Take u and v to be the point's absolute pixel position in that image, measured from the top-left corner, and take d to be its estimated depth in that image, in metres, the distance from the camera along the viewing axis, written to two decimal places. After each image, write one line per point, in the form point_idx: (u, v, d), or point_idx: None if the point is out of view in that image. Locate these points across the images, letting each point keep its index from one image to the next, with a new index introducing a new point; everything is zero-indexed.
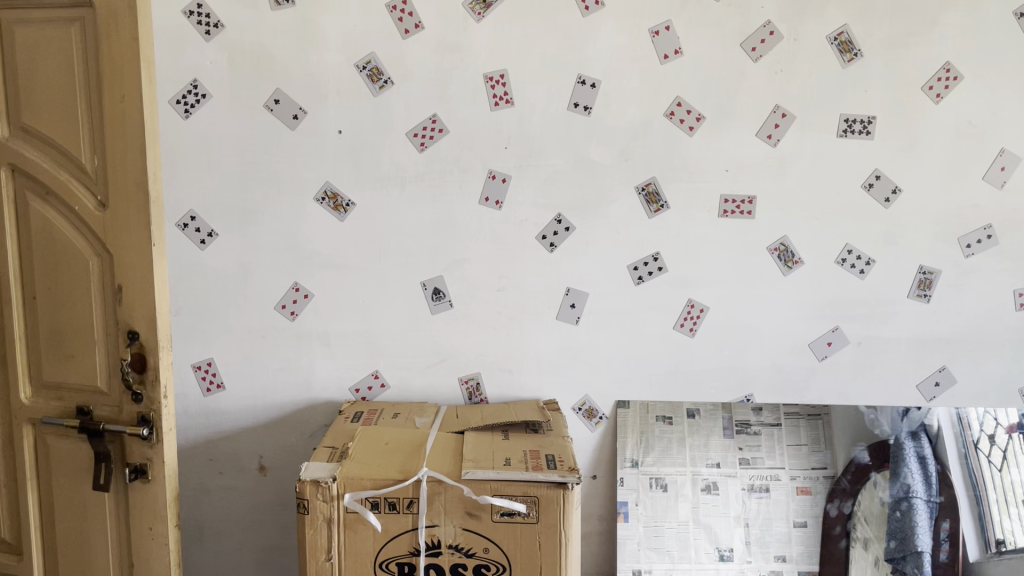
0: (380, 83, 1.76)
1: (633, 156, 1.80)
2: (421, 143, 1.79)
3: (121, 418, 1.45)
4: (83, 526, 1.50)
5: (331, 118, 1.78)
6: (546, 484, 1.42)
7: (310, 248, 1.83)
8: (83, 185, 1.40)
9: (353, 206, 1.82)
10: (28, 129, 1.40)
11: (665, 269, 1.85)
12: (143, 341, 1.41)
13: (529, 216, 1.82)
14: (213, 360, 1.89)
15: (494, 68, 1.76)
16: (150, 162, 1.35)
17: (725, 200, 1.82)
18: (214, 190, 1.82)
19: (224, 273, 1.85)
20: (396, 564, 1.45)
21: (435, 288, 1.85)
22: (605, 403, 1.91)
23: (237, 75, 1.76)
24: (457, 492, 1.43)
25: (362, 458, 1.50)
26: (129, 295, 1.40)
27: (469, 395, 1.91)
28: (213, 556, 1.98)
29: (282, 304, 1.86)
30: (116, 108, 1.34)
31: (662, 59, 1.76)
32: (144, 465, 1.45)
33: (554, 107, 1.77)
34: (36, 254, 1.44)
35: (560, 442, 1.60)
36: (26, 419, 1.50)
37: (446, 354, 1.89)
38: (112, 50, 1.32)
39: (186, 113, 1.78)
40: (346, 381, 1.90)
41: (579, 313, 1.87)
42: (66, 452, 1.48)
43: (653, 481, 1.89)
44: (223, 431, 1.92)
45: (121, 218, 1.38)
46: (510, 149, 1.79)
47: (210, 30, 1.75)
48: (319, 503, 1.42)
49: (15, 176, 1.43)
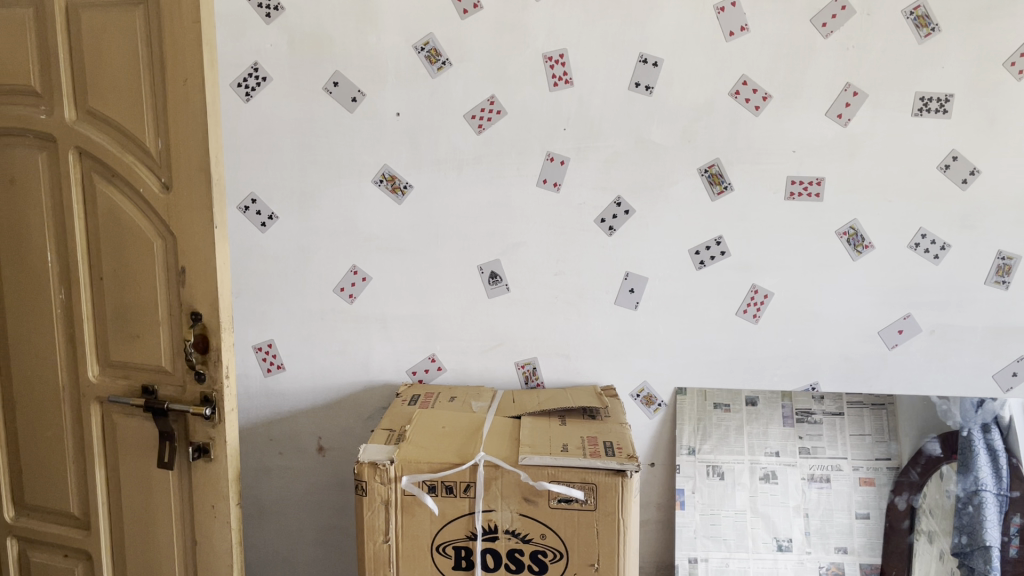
0: (438, 65, 1.75)
1: (695, 137, 1.75)
2: (479, 125, 1.77)
3: (184, 397, 1.48)
4: (149, 503, 1.53)
5: (389, 101, 1.78)
6: (604, 472, 1.40)
7: (368, 231, 1.84)
8: (148, 167, 1.42)
9: (410, 189, 1.81)
10: (94, 113, 1.42)
11: (728, 253, 1.80)
12: (206, 323, 1.43)
13: (588, 198, 1.79)
14: (274, 341, 1.91)
15: (554, 49, 1.73)
16: (212, 144, 1.36)
17: (792, 182, 1.76)
18: (275, 173, 1.83)
19: (284, 255, 1.86)
20: (453, 548, 1.44)
21: (492, 272, 1.84)
22: (664, 389, 1.88)
23: (297, 58, 1.77)
24: (514, 477, 1.42)
25: (419, 442, 1.50)
26: (192, 277, 1.42)
27: (525, 379, 1.89)
28: (273, 534, 2.02)
29: (339, 287, 1.87)
30: (179, 90, 1.35)
31: (727, 37, 1.70)
32: (207, 445, 1.47)
33: (614, 87, 1.74)
34: (103, 235, 1.47)
35: (618, 428, 1.57)
36: (94, 398, 1.53)
37: (503, 338, 1.88)
38: (175, 33, 1.34)
39: (247, 96, 1.80)
40: (403, 364, 1.90)
41: (638, 298, 1.83)
42: (132, 430, 1.52)
43: (710, 469, 1.86)
44: (283, 412, 1.94)
45: (184, 200, 1.40)
46: (569, 131, 1.76)
47: (270, 13, 1.75)
48: (377, 485, 1.42)
49: (83, 159, 1.45)
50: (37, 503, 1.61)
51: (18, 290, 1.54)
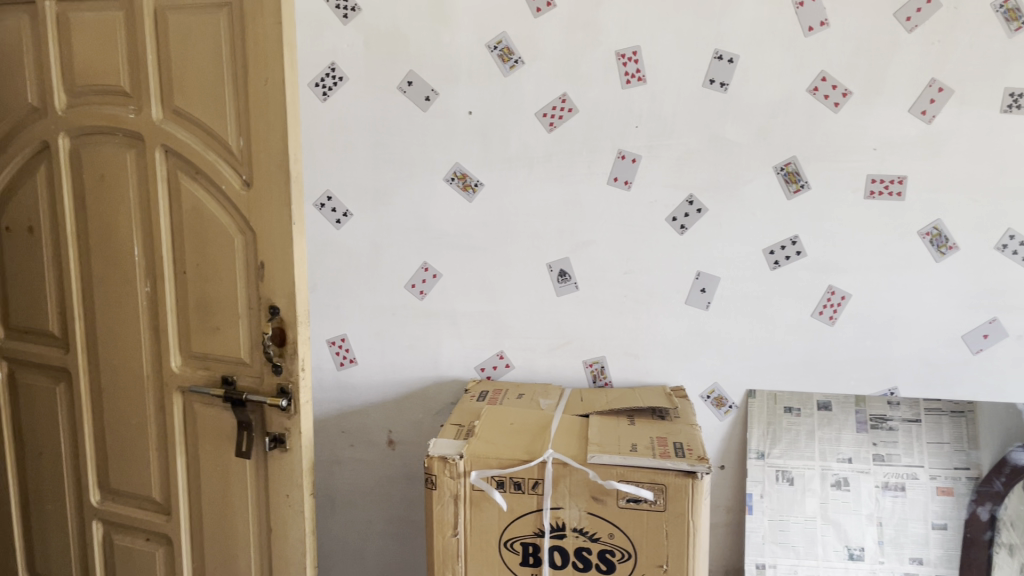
0: (510, 64, 1.76)
1: (772, 134, 1.72)
2: (550, 123, 1.77)
3: (262, 388, 1.52)
4: (226, 490, 1.58)
5: (461, 100, 1.79)
6: (674, 472, 1.38)
7: (439, 228, 1.86)
8: (229, 165, 1.47)
9: (480, 187, 1.83)
10: (180, 112, 1.48)
11: (804, 253, 1.76)
12: (283, 317, 1.47)
13: (659, 197, 1.77)
14: (347, 336, 1.95)
15: (627, 46, 1.71)
16: (291, 142, 1.40)
17: (873, 180, 1.71)
18: (350, 171, 1.87)
19: (358, 251, 1.90)
20: (520, 544, 1.45)
21: (561, 270, 1.84)
22: (735, 391, 1.85)
23: (372, 58, 1.80)
24: (583, 475, 1.42)
25: (488, 437, 1.51)
26: (270, 271, 1.46)
27: (593, 378, 1.88)
28: (344, 524, 2.06)
29: (411, 283, 1.90)
30: (260, 90, 1.39)
31: (806, 32, 1.67)
32: (282, 435, 1.52)
33: (688, 84, 1.72)
34: (186, 230, 1.52)
35: (688, 429, 1.56)
36: (176, 387, 1.59)
37: (571, 336, 1.87)
38: (257, 34, 1.38)
39: (324, 96, 1.85)
40: (471, 360, 1.92)
41: (710, 298, 1.81)
42: (212, 419, 1.57)
43: (779, 474, 1.82)
44: (355, 405, 1.98)
45: (264, 197, 1.44)
46: (642, 129, 1.75)
47: (347, 14, 1.79)
48: (446, 479, 1.44)
49: (168, 157, 1.51)
50: (121, 488, 1.68)
51: (105, 283, 1.61)
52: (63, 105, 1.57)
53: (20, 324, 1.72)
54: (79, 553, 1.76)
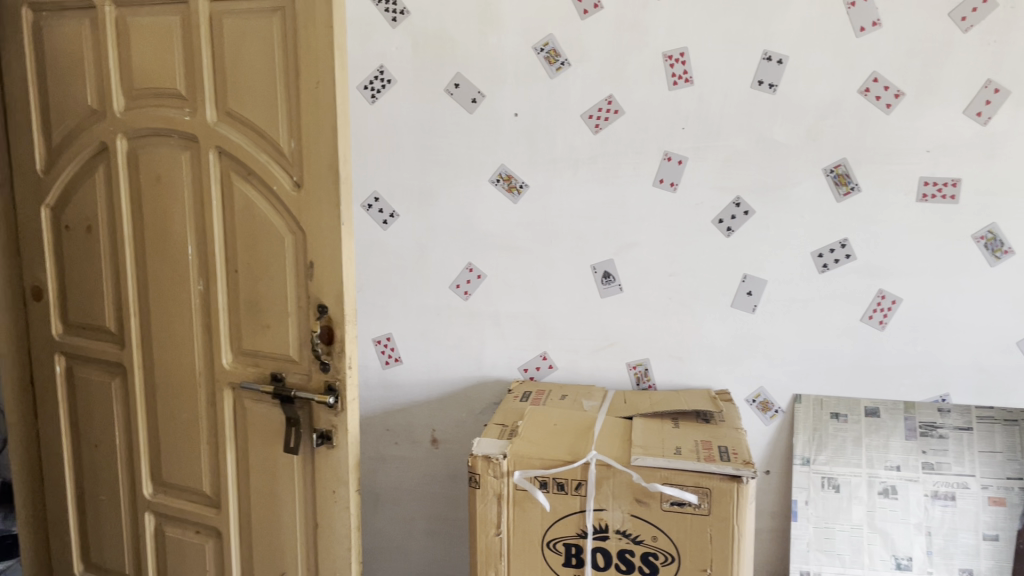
0: (557, 65, 1.76)
1: (821, 135, 1.70)
2: (596, 125, 1.77)
3: (309, 386, 1.55)
4: (274, 485, 1.62)
5: (507, 102, 1.80)
6: (719, 476, 1.38)
7: (484, 229, 1.87)
8: (280, 166, 1.50)
9: (525, 189, 1.83)
10: (233, 114, 1.51)
11: (854, 257, 1.73)
12: (331, 315, 1.50)
13: (706, 198, 1.76)
14: (392, 335, 1.97)
15: (674, 47, 1.71)
16: (340, 143, 1.42)
17: (925, 183, 1.68)
18: (397, 172, 1.89)
19: (404, 251, 1.92)
20: (563, 545, 1.46)
21: (605, 271, 1.84)
22: (781, 396, 1.82)
23: (420, 60, 1.82)
24: (626, 478, 1.41)
25: (531, 437, 1.52)
26: (319, 270, 1.49)
27: (637, 381, 1.88)
28: (388, 522, 2.08)
29: (455, 284, 1.91)
30: (311, 92, 1.42)
31: (857, 32, 1.64)
32: (329, 432, 1.54)
33: (736, 85, 1.71)
34: (238, 230, 1.56)
35: (734, 433, 1.54)
36: (227, 383, 1.62)
37: (615, 338, 1.87)
38: (309, 38, 1.40)
39: (373, 98, 1.87)
40: (514, 360, 1.93)
41: (756, 301, 1.79)
42: (261, 415, 1.60)
43: (825, 481, 1.81)
44: (399, 404, 2.00)
45: (313, 197, 1.46)
46: (688, 130, 1.74)
47: (396, 17, 1.81)
48: (490, 479, 1.46)
49: (221, 158, 1.55)
50: (172, 480, 1.72)
51: (160, 281, 1.65)
52: (121, 107, 1.61)
53: (77, 320, 1.77)
54: (132, 544, 1.81)
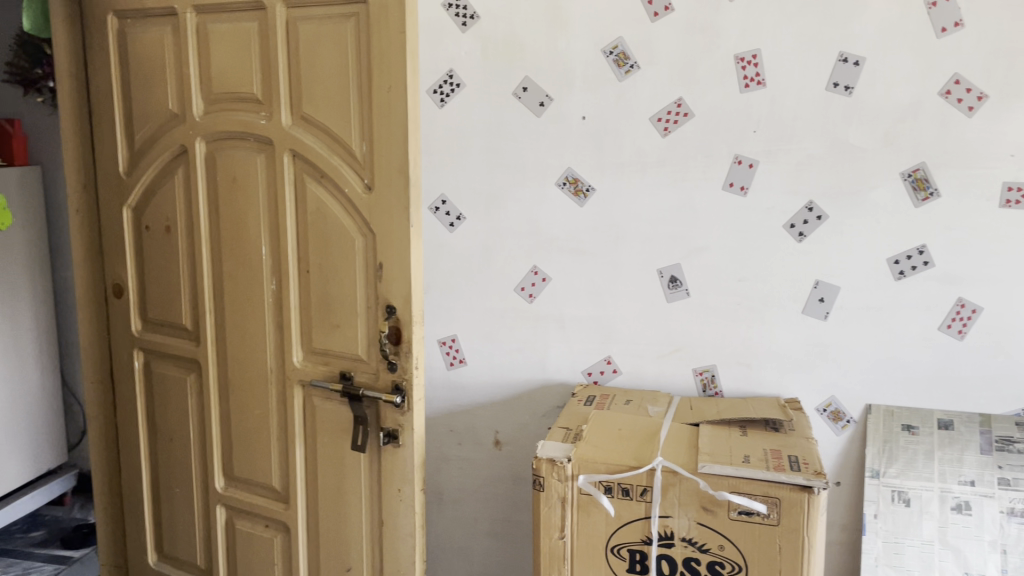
0: (626, 68, 1.75)
1: (899, 139, 1.65)
2: (665, 128, 1.76)
3: (377, 385, 1.57)
4: (341, 482, 1.64)
5: (575, 105, 1.80)
6: (789, 486, 1.35)
7: (549, 232, 1.87)
8: (352, 169, 1.52)
9: (592, 192, 1.83)
10: (308, 118, 1.55)
11: (931, 264, 1.68)
12: (399, 316, 1.52)
13: (777, 203, 1.73)
14: (457, 336, 1.99)
15: (746, 49, 1.69)
16: (411, 147, 1.44)
17: (1009, 188, 1.62)
18: (464, 175, 1.91)
19: (470, 254, 1.94)
20: (627, 551, 1.45)
21: (672, 276, 1.82)
22: (853, 405, 1.78)
23: (490, 64, 1.84)
24: (693, 485, 1.40)
25: (596, 442, 1.52)
26: (388, 272, 1.51)
27: (703, 387, 1.85)
28: (450, 521, 2.10)
29: (520, 286, 1.92)
30: (383, 97, 1.44)
31: (938, 33, 1.60)
32: (396, 431, 1.56)
33: (810, 87, 1.67)
34: (311, 231, 1.59)
35: (804, 443, 1.51)
36: (298, 381, 1.66)
37: (681, 344, 1.85)
38: (382, 43, 1.43)
39: (442, 102, 1.89)
40: (578, 364, 1.92)
41: (828, 308, 1.75)
42: (329, 413, 1.63)
43: (895, 495, 1.72)
44: (463, 405, 2.02)
45: (384, 200, 1.49)
46: (760, 133, 1.71)
47: (466, 22, 1.83)
48: (554, 482, 1.46)
49: (296, 161, 1.58)
50: (243, 474, 1.77)
51: (235, 281, 1.69)
52: (201, 111, 1.66)
53: (156, 316, 1.84)
54: (204, 536, 1.86)
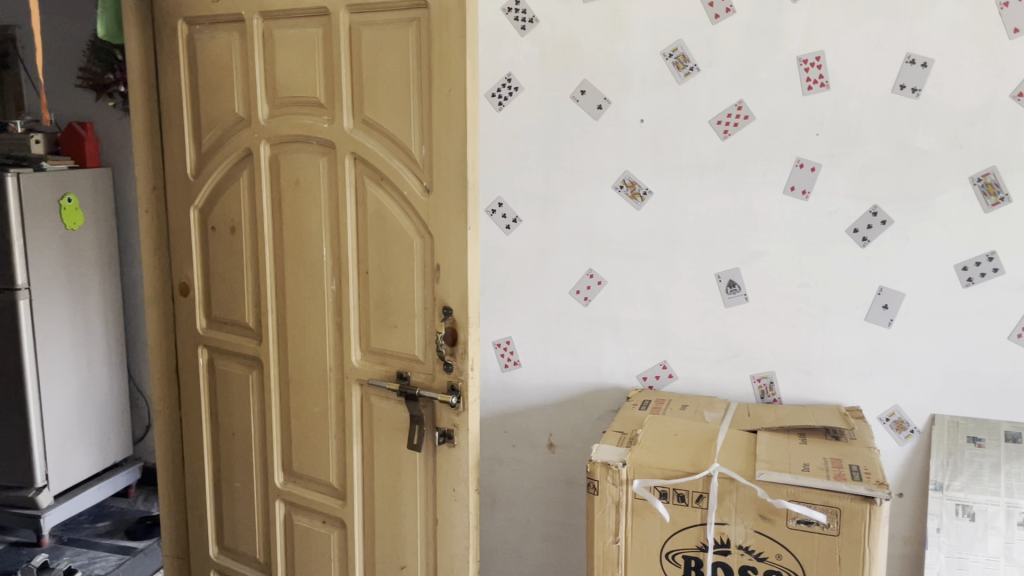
0: (685, 71, 1.74)
1: (968, 142, 1.61)
2: (725, 131, 1.74)
3: (433, 385, 1.59)
4: (397, 480, 1.66)
5: (633, 108, 1.80)
6: (850, 496, 1.32)
7: (605, 235, 1.87)
8: (411, 172, 1.54)
9: (650, 196, 1.82)
10: (368, 121, 1.57)
11: (1002, 271, 1.63)
12: (455, 317, 1.53)
13: (839, 207, 1.70)
14: (512, 338, 2.00)
15: (810, 51, 1.66)
16: (469, 150, 1.46)
17: None
18: (521, 178, 1.92)
19: (526, 256, 1.94)
20: (682, 557, 1.44)
21: (730, 280, 1.80)
22: (917, 415, 1.73)
23: (548, 68, 1.84)
24: (751, 492, 1.38)
25: (652, 446, 1.51)
26: (445, 273, 1.53)
27: (761, 394, 1.82)
28: (504, 523, 2.11)
29: (576, 289, 1.92)
30: (443, 100, 1.46)
31: (1011, 34, 1.55)
32: (451, 431, 1.58)
33: (875, 90, 1.64)
34: (370, 233, 1.61)
35: (865, 452, 1.48)
36: (355, 380, 1.69)
37: (738, 349, 1.83)
38: (442, 47, 1.44)
39: (500, 106, 1.91)
40: (633, 368, 1.91)
41: (892, 315, 1.71)
42: (386, 412, 1.66)
43: (959, 508, 1.65)
44: (517, 407, 2.02)
45: (442, 202, 1.50)
46: (822, 136, 1.68)
47: (525, 26, 1.84)
48: (608, 485, 1.45)
49: (357, 164, 1.61)
50: (302, 471, 1.80)
51: (296, 280, 1.73)
52: (266, 115, 1.70)
53: (220, 315, 1.89)
54: (263, 530, 1.90)
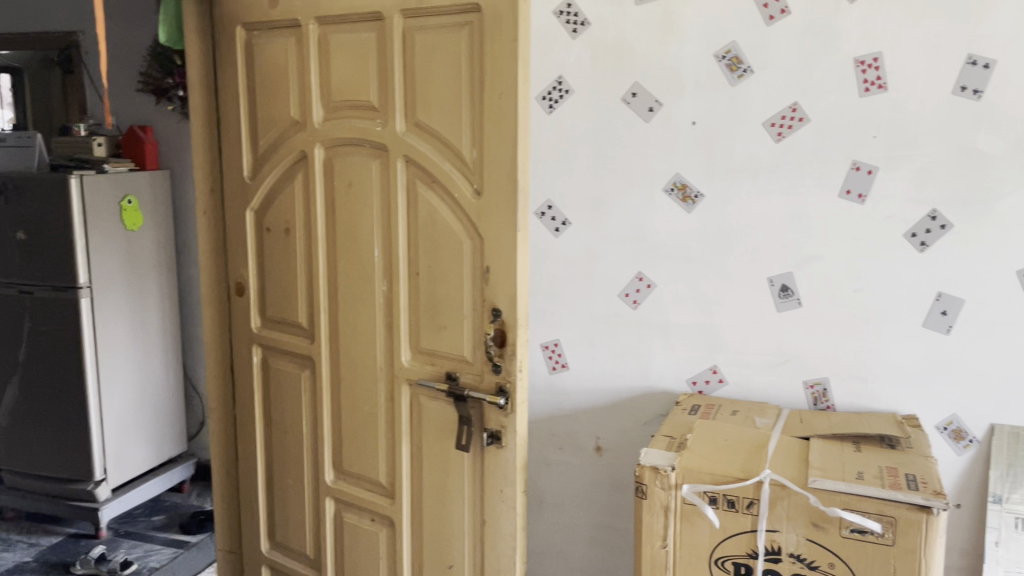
0: (739, 73, 1.73)
1: None
2: (778, 133, 1.72)
3: (481, 386, 1.60)
4: (445, 480, 1.68)
5: (685, 110, 1.78)
6: (906, 506, 1.29)
7: (655, 238, 1.86)
8: (462, 174, 1.56)
9: (701, 199, 1.81)
10: (421, 124, 1.59)
11: None
12: (505, 319, 1.54)
13: (897, 211, 1.66)
14: (560, 341, 2.00)
15: (867, 52, 1.63)
16: (520, 153, 1.46)
17: None
18: (571, 181, 1.92)
19: (575, 259, 1.94)
20: (732, 563, 1.42)
21: (783, 285, 1.77)
22: (977, 425, 1.69)
23: (599, 70, 1.84)
24: (803, 500, 1.36)
25: (702, 451, 1.49)
26: (495, 275, 1.54)
27: (813, 401, 1.79)
28: (550, 525, 2.11)
29: (625, 292, 1.91)
30: (495, 103, 1.47)
31: None
32: (499, 432, 1.59)
33: (935, 91, 1.60)
34: (421, 234, 1.63)
35: (922, 461, 1.44)
36: (405, 380, 1.71)
37: (791, 355, 1.80)
38: (494, 51, 1.45)
39: (550, 109, 1.91)
40: (683, 373, 1.90)
41: (951, 322, 1.67)
42: (435, 413, 1.67)
43: (1018, 521, 1.63)
44: (565, 409, 2.02)
45: (492, 204, 1.51)
46: (880, 139, 1.65)
47: (577, 28, 1.85)
48: (657, 490, 1.44)
49: (409, 166, 1.63)
50: (351, 468, 1.83)
51: (347, 281, 1.76)
52: (320, 118, 1.74)
53: (274, 314, 1.92)
54: (313, 526, 1.93)
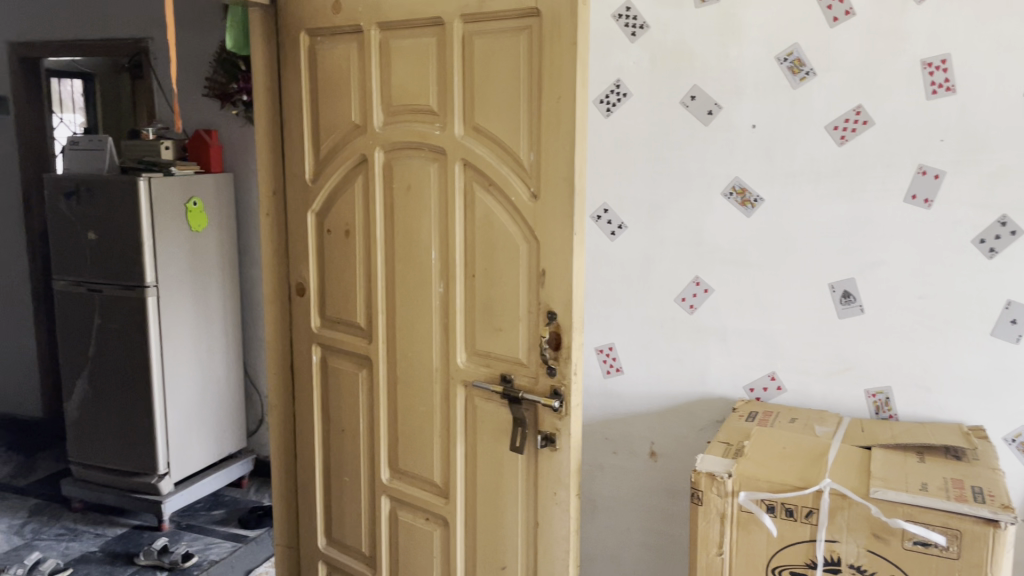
0: (801, 75, 1.70)
1: None
2: (841, 137, 1.69)
3: (536, 388, 1.61)
4: (498, 481, 1.69)
5: (745, 113, 1.77)
6: (972, 519, 1.26)
7: (713, 243, 1.84)
8: (519, 177, 1.57)
9: (760, 203, 1.78)
10: (479, 128, 1.61)
11: None
12: (560, 322, 1.55)
13: (965, 216, 1.62)
14: (615, 345, 1.99)
15: (935, 54, 1.59)
16: (578, 156, 1.47)
17: None
18: (628, 185, 1.91)
19: (631, 263, 1.94)
20: (790, 573, 1.40)
21: (845, 291, 1.74)
22: None
23: (658, 73, 1.83)
24: (864, 510, 1.33)
25: (759, 458, 1.47)
26: (550, 278, 1.54)
27: (875, 410, 1.76)
28: (603, 529, 2.10)
29: (681, 297, 1.90)
30: (552, 107, 1.48)
31: None
32: (553, 434, 1.59)
33: (1007, 93, 1.56)
34: (478, 237, 1.65)
35: (989, 473, 1.40)
36: (460, 381, 1.72)
37: (852, 363, 1.76)
38: (552, 55, 1.46)
39: (608, 112, 1.91)
40: (740, 379, 1.87)
41: (1021, 331, 1.62)
42: (490, 414, 1.69)
43: None
44: (619, 414, 2.02)
45: (549, 208, 1.52)
46: (948, 142, 1.61)
47: (635, 32, 1.84)
48: (713, 496, 1.43)
49: (466, 170, 1.65)
50: (407, 468, 1.85)
51: (405, 282, 1.78)
52: (380, 122, 1.76)
53: (333, 314, 1.96)
54: (369, 524, 1.96)
